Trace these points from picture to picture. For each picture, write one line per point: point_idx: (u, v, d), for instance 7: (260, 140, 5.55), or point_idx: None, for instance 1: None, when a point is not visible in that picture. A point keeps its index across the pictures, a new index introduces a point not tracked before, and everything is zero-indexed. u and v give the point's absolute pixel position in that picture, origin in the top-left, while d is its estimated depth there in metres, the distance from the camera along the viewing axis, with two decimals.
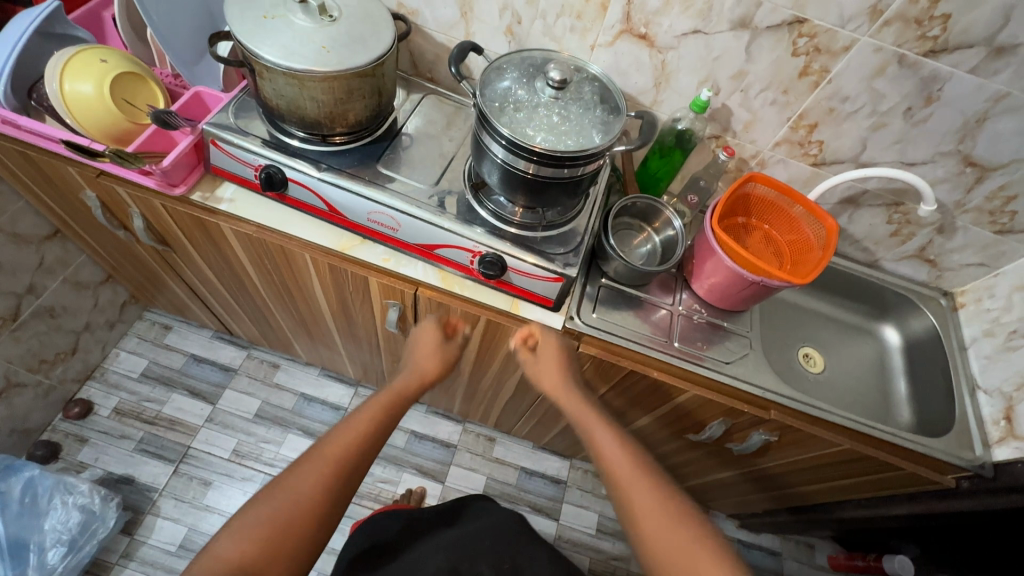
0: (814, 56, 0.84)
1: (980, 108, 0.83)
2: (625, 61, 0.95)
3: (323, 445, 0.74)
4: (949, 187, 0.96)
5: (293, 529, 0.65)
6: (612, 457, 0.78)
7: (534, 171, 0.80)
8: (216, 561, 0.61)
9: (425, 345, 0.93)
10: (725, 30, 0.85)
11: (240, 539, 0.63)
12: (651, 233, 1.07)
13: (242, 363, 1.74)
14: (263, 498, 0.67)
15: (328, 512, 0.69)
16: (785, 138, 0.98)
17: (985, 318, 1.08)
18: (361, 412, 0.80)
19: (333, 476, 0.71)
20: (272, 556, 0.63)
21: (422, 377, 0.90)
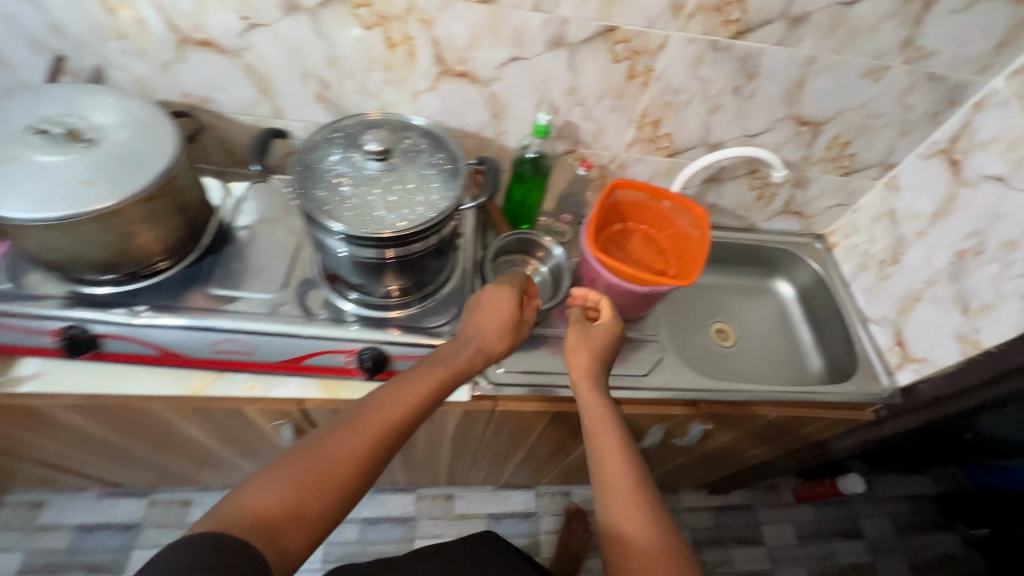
0: (635, 58, 0.82)
1: (797, 73, 0.85)
2: (454, 102, 0.88)
3: (367, 413, 0.62)
4: (793, 147, 0.99)
5: (321, 498, 0.56)
6: (609, 466, 0.71)
7: (379, 254, 0.72)
8: (243, 511, 0.52)
9: (501, 308, 0.76)
10: (542, 52, 0.81)
11: (271, 495, 0.54)
12: (537, 263, 1.01)
13: (145, 513, 1.50)
14: (299, 459, 0.57)
15: (355, 492, 0.59)
16: (635, 138, 0.96)
17: (857, 253, 1.14)
18: (415, 376, 0.68)
19: (374, 452, 0.60)
20: (297, 520, 0.54)
21: (485, 345, 0.74)
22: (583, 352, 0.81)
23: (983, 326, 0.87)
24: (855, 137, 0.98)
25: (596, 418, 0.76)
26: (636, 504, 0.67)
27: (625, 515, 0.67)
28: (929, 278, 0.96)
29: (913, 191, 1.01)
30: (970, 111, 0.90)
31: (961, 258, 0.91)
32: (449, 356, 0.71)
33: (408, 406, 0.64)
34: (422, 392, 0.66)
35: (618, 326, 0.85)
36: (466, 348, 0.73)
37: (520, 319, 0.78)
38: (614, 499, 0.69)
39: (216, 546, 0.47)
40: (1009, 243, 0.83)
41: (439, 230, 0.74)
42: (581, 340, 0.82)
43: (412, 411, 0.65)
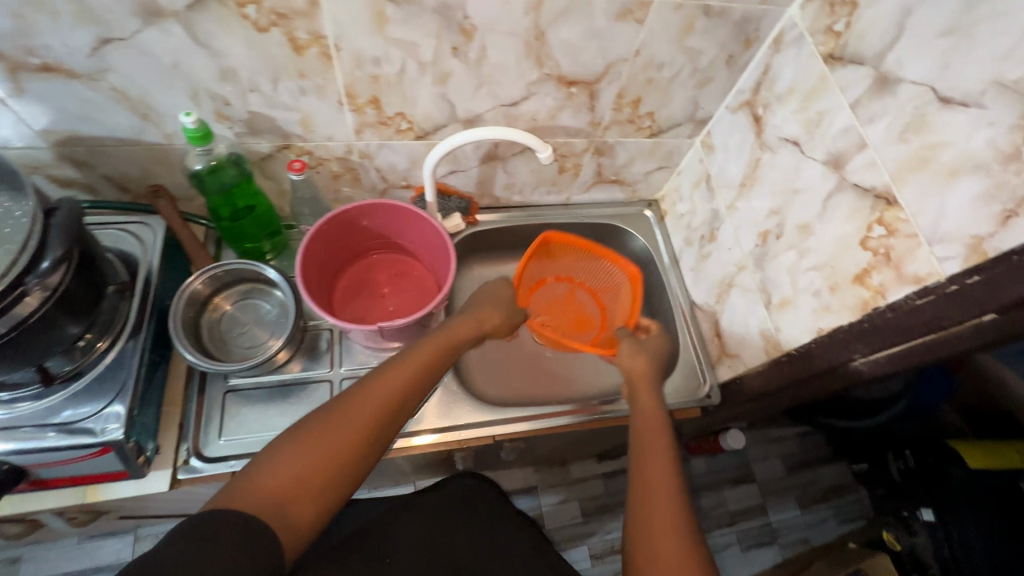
0: (288, 24, 0.58)
1: (528, 23, 0.63)
2: (67, 105, 0.63)
3: (387, 381, 0.58)
4: (572, 112, 0.78)
5: (334, 466, 0.50)
6: (651, 453, 0.64)
7: None
8: (251, 486, 0.47)
9: (497, 293, 0.84)
10: (141, 27, 0.56)
11: (279, 467, 0.48)
12: (268, 292, 0.82)
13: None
14: (315, 421, 0.52)
15: (366, 465, 0.53)
16: (361, 123, 0.74)
17: (683, 225, 0.97)
18: (419, 348, 0.66)
19: (387, 424, 0.56)
20: (306, 488, 0.48)
21: (477, 316, 0.77)
22: (642, 362, 0.79)
23: (782, 325, 0.73)
24: (645, 94, 0.77)
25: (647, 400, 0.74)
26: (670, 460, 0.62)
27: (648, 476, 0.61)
28: (739, 262, 0.81)
29: (724, 152, 0.82)
30: (770, 50, 0.70)
31: (765, 240, 0.75)
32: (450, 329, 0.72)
33: (409, 379, 0.60)
34: (426, 367, 0.64)
35: (665, 335, 0.86)
36: (460, 329, 0.73)
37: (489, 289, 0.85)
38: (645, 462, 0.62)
39: (235, 517, 0.43)
40: (804, 226, 0.67)
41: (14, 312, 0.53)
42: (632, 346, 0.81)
43: (411, 387, 0.60)
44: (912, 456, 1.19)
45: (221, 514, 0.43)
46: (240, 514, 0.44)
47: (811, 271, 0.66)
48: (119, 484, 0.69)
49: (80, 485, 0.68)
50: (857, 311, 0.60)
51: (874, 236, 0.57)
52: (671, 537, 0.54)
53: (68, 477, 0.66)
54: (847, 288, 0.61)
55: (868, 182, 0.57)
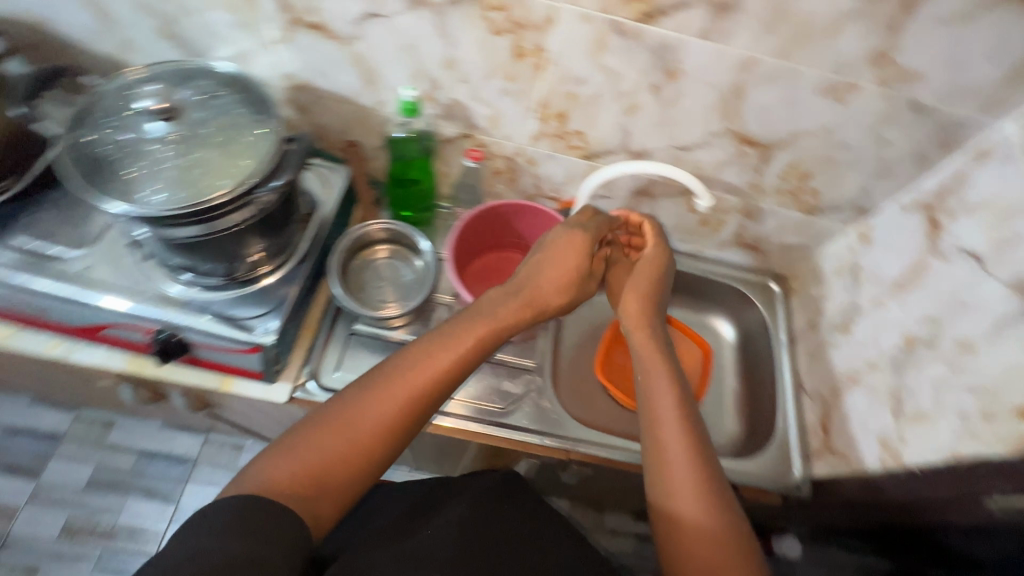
0: (520, 33, 0.65)
1: (732, 79, 0.66)
2: (316, 58, 0.74)
3: (417, 367, 0.56)
4: (738, 170, 0.80)
5: (352, 459, 0.51)
6: (656, 389, 0.63)
7: (161, 233, 0.62)
8: (262, 477, 0.48)
9: (564, 262, 0.70)
10: (402, 10, 0.65)
11: (295, 464, 0.49)
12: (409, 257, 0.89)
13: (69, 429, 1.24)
14: (332, 417, 0.53)
15: (387, 454, 0.53)
16: (540, 131, 0.80)
17: (811, 308, 0.94)
18: (460, 328, 0.61)
19: (407, 409, 0.54)
20: (321, 486, 0.49)
21: (533, 295, 0.67)
22: (641, 272, 0.75)
23: (910, 438, 0.68)
24: (816, 170, 0.78)
25: (645, 344, 0.68)
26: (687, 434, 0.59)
27: (665, 453, 0.58)
28: (871, 361, 0.78)
29: (882, 248, 0.80)
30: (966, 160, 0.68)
31: (910, 346, 0.71)
32: (498, 311, 0.64)
33: (438, 366, 0.57)
34: (460, 350, 0.59)
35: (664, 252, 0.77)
36: (517, 298, 0.67)
37: (549, 245, 0.71)
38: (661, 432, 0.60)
39: (250, 502, 0.45)
40: (964, 343, 0.63)
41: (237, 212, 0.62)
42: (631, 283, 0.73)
43: (445, 366, 0.57)
44: None
45: (241, 503, 0.45)
46: (262, 502, 0.46)
47: (963, 392, 0.62)
48: (250, 384, 0.77)
49: (222, 373, 0.77)
50: (1011, 445, 0.56)
51: None
52: (700, 536, 0.53)
53: (216, 363, 0.75)
54: (1004, 419, 0.57)
55: None
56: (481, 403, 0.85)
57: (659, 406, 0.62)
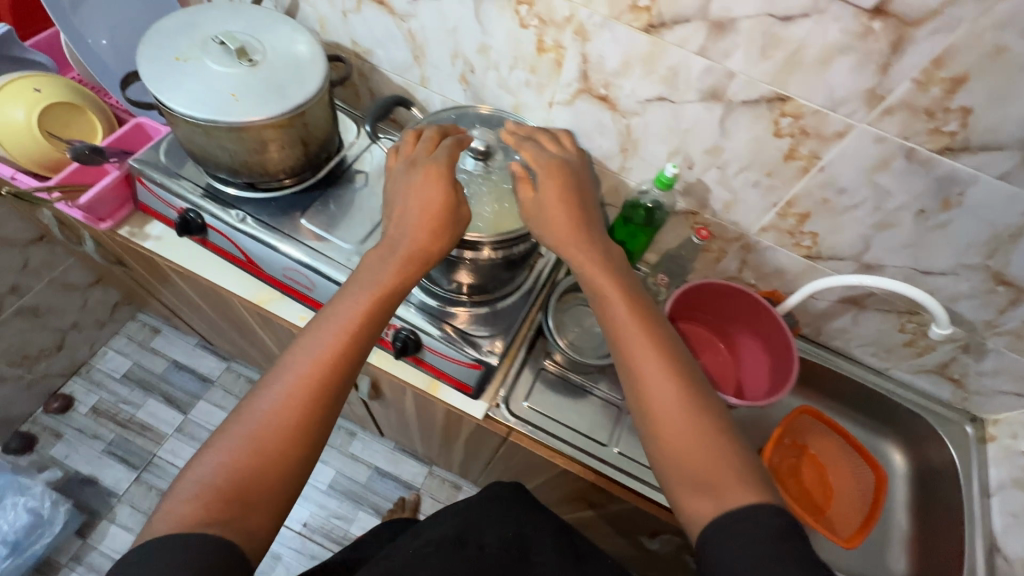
0: (801, 139, 0.69)
1: (1015, 221, 0.65)
2: (586, 122, 0.83)
3: (301, 359, 0.60)
4: (976, 304, 0.78)
5: (282, 455, 0.56)
6: (629, 349, 0.61)
7: (446, 250, 0.73)
8: (201, 487, 0.53)
9: (430, 196, 0.67)
10: (694, 100, 0.71)
11: (212, 473, 0.53)
12: None
13: (220, 374, 1.70)
14: (236, 427, 0.57)
15: (316, 434, 0.59)
16: (772, 224, 0.83)
17: (1017, 463, 0.87)
18: (345, 300, 0.65)
19: (311, 392, 0.59)
20: (255, 483, 0.54)
21: (407, 254, 0.66)
22: (560, 210, 0.67)
23: None
24: None
25: (584, 260, 0.66)
26: (682, 394, 0.58)
27: (663, 414, 0.57)
28: None
29: None
30: None
31: None
32: (379, 277, 0.66)
33: (326, 351, 0.61)
34: (347, 326, 0.63)
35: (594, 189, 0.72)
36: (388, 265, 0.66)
37: (536, 202, 0.68)
38: (645, 391, 0.59)
39: (200, 542, 0.48)
40: None
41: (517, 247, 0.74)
42: (558, 197, 0.68)
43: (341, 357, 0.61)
44: None
45: (169, 540, 0.48)
46: (179, 538, 0.49)
47: None
48: (454, 394, 0.86)
49: (432, 376, 0.86)
50: None
51: None
52: (716, 476, 0.54)
53: (434, 367, 0.84)
54: None
55: None
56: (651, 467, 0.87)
57: (641, 364, 0.60)
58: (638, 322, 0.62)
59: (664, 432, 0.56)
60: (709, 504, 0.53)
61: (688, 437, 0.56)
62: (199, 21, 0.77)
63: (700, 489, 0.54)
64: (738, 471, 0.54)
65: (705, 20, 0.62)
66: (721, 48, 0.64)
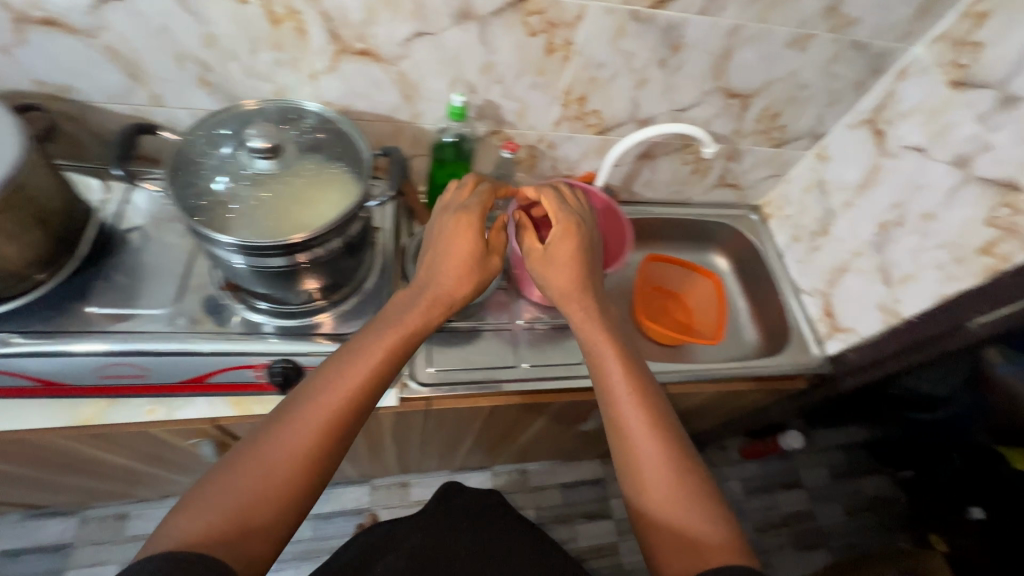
0: (552, 31, 0.76)
1: (723, 44, 0.81)
2: (358, 82, 0.80)
3: (318, 399, 0.57)
4: (723, 120, 0.96)
5: (284, 503, 0.53)
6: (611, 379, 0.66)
7: (294, 262, 0.66)
8: (216, 510, 0.50)
9: (461, 248, 0.68)
10: (450, 25, 0.73)
11: (203, 513, 0.50)
12: None
13: (76, 533, 1.27)
14: (258, 450, 0.54)
15: (318, 484, 0.56)
16: (562, 116, 0.91)
17: (790, 225, 1.14)
18: (369, 346, 0.63)
19: (324, 435, 0.56)
20: (250, 521, 0.51)
21: (438, 299, 0.67)
22: (568, 246, 0.71)
23: (903, 297, 0.88)
24: (784, 109, 0.96)
25: (585, 319, 0.70)
26: (654, 421, 0.62)
27: (629, 428, 0.62)
28: (855, 250, 0.97)
29: (841, 161, 1.00)
30: (893, 79, 0.89)
31: (884, 229, 0.91)
32: (404, 318, 0.65)
33: (348, 391, 0.59)
34: (371, 364, 0.61)
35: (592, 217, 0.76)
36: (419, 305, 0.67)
37: (546, 254, 0.71)
38: (621, 413, 0.63)
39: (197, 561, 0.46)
40: (928, 213, 0.84)
41: (337, 237, 0.67)
42: (566, 240, 0.71)
43: (355, 393, 0.59)
44: (960, 458, 1.57)
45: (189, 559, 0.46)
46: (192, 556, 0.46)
47: (936, 249, 0.83)
48: None
49: None
50: (981, 275, 0.76)
51: (1000, 214, 0.73)
52: (669, 503, 0.58)
53: None
54: (972, 259, 0.77)
55: (994, 174, 0.74)
56: (560, 362, 0.95)
57: (624, 411, 0.63)
58: (631, 376, 0.65)
59: (636, 444, 0.61)
60: (665, 531, 0.57)
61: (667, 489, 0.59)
62: None
63: (661, 512, 0.58)
64: (688, 503, 0.58)
65: None
66: None
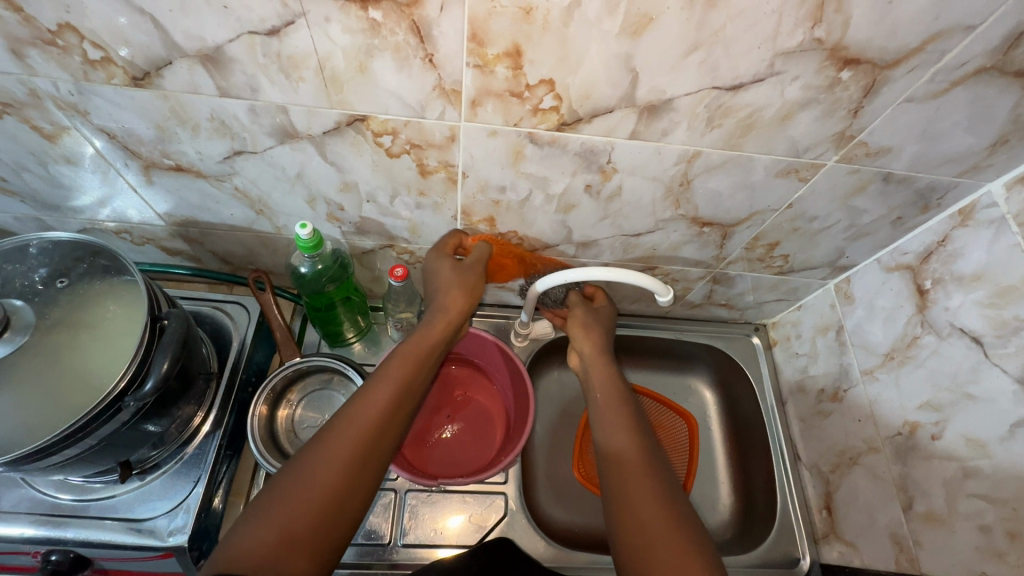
0: (419, 152, 0.54)
1: (676, 171, 0.56)
2: (191, 196, 0.63)
3: (360, 407, 0.55)
4: (697, 246, 0.71)
5: (320, 526, 0.48)
6: (616, 418, 0.67)
7: (38, 464, 0.51)
8: (259, 530, 0.46)
9: (449, 283, 0.67)
10: (274, 144, 0.54)
11: (262, 527, 0.46)
12: (326, 386, 0.77)
13: None
14: (299, 461, 0.51)
15: (358, 500, 0.51)
16: (470, 235, 0.69)
17: (795, 366, 0.86)
18: (394, 361, 0.61)
19: (370, 438, 0.53)
20: (292, 543, 0.46)
21: (449, 314, 0.67)
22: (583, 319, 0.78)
23: (924, 542, 0.61)
24: (785, 239, 0.69)
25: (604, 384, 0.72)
26: (651, 470, 0.60)
27: (630, 466, 0.61)
28: (870, 441, 0.70)
29: (866, 310, 0.72)
30: (951, 221, 0.60)
31: (913, 432, 0.63)
32: (422, 336, 0.64)
33: (390, 392, 0.57)
34: (399, 377, 0.59)
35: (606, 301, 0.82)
36: (439, 313, 0.67)
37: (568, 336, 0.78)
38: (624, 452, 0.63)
39: None
40: (976, 443, 0.56)
41: (85, 440, 0.52)
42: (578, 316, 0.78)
43: (396, 401, 0.57)
44: None
45: None
46: None
47: (978, 499, 0.55)
48: None
49: None
50: None
51: None
52: (663, 537, 0.53)
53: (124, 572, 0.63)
54: None
55: None
56: (447, 543, 0.75)
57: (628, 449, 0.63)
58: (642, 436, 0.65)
59: (634, 486, 0.59)
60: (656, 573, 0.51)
61: (657, 513, 0.55)
62: None
63: (650, 554, 0.52)
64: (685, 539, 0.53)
65: (188, 55, 0.43)
66: (241, 83, 0.46)
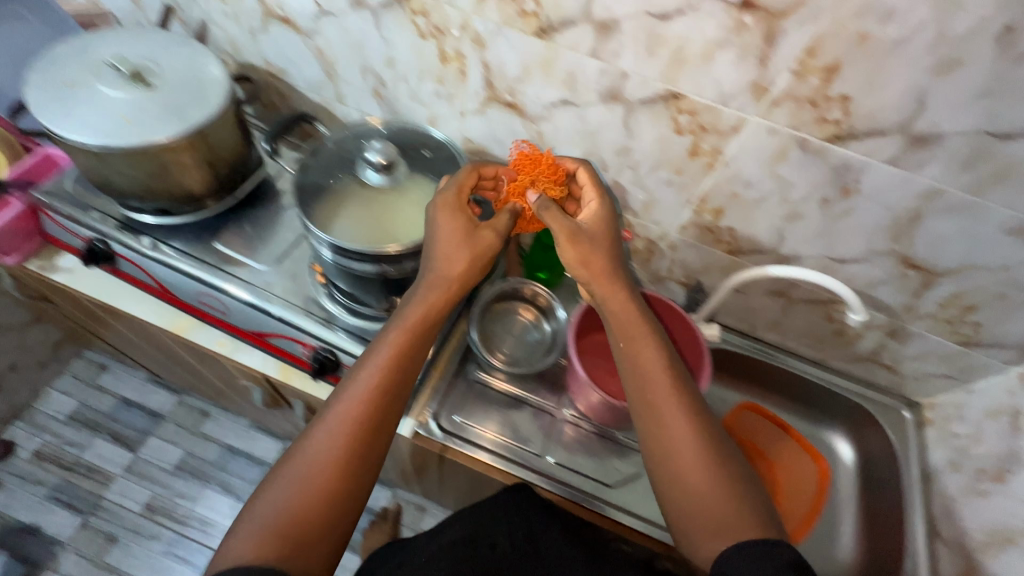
0: (701, 135, 0.69)
1: (911, 204, 0.66)
2: (499, 130, 0.82)
3: (349, 394, 0.59)
4: (892, 289, 0.78)
5: (314, 516, 0.54)
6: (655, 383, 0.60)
7: (362, 269, 0.69)
8: (270, 522, 0.53)
9: (452, 228, 0.65)
10: (596, 102, 0.72)
11: (264, 521, 0.53)
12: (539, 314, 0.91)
13: (171, 410, 1.43)
14: (292, 456, 0.57)
15: (357, 463, 0.57)
16: (691, 222, 0.83)
17: (952, 445, 0.87)
18: (390, 336, 0.62)
19: (358, 417, 0.58)
20: (296, 537, 0.52)
21: (455, 277, 0.64)
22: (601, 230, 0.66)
23: None
24: (984, 304, 0.74)
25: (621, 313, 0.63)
26: (695, 458, 0.57)
27: (670, 453, 0.58)
28: None
29: None
30: None
31: None
32: (416, 301, 0.64)
33: (380, 366, 0.60)
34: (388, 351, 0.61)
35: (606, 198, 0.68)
36: (428, 289, 0.64)
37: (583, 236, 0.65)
38: (661, 419, 0.59)
39: None
40: None
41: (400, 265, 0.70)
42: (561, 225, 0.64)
43: (389, 373, 0.60)
44: None
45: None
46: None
47: None
48: None
49: None
50: None
51: None
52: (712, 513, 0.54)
53: None
54: None
55: None
56: (588, 474, 0.84)
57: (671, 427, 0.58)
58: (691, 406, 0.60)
59: (677, 474, 0.57)
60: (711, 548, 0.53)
61: (702, 503, 0.55)
62: (93, 47, 0.76)
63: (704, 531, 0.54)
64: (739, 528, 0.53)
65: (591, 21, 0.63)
66: (611, 49, 0.64)
